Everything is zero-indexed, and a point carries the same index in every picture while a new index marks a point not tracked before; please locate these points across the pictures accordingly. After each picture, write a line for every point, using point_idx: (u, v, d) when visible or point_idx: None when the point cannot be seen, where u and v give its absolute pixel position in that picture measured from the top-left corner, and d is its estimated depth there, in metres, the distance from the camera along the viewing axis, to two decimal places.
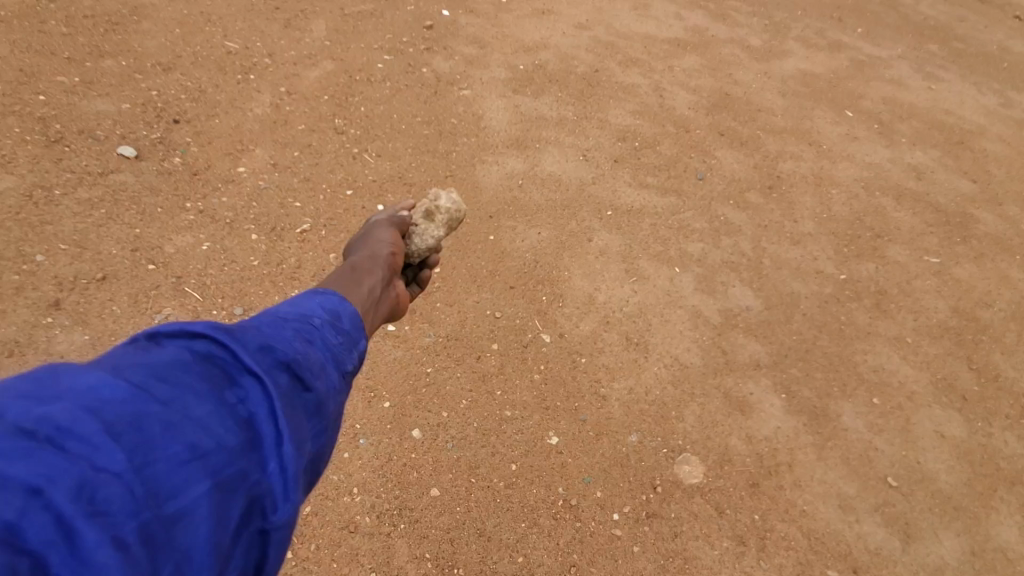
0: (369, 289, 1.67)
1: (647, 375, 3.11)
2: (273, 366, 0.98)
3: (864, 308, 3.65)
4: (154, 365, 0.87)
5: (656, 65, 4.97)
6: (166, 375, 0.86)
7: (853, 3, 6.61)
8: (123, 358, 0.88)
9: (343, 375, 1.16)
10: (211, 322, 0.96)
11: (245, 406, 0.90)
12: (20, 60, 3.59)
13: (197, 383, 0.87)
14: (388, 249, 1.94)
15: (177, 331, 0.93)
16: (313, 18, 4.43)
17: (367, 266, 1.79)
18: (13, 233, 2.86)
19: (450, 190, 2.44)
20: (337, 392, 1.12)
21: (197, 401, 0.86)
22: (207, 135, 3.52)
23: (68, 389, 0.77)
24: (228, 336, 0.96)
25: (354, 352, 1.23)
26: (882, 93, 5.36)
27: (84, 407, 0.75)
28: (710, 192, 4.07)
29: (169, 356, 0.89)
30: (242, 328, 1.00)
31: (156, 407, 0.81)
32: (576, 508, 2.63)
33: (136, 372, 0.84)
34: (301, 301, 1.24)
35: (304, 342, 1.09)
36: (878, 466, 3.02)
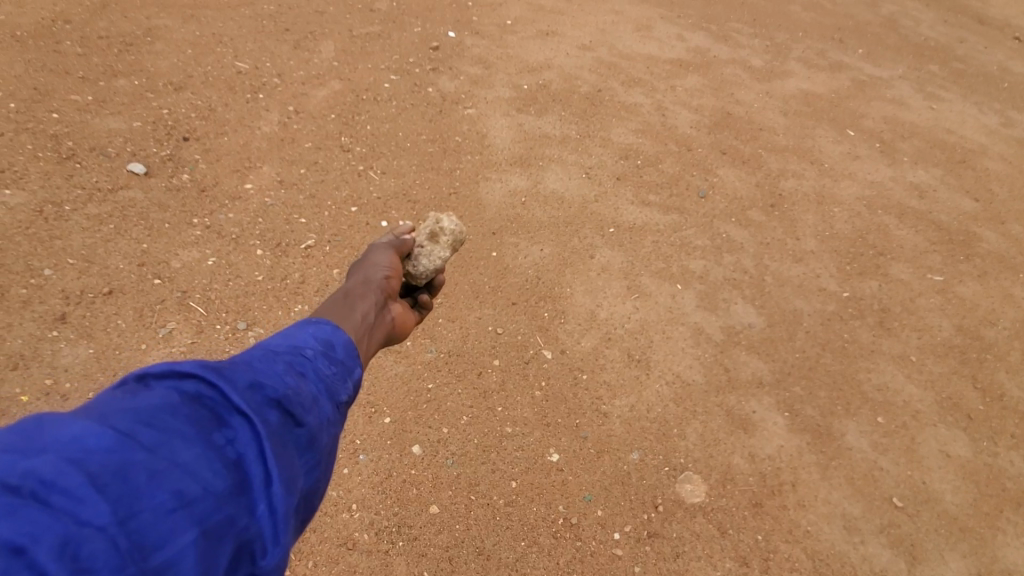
0: (363, 315, 1.69)
1: (649, 392, 3.10)
2: (262, 404, 0.99)
3: (868, 327, 3.64)
4: (141, 409, 0.87)
5: (658, 85, 5.04)
6: (153, 420, 0.86)
7: (854, 25, 6.69)
8: (110, 403, 0.88)
9: (336, 406, 1.17)
10: (199, 363, 0.97)
11: (233, 447, 0.90)
12: (36, 79, 3.69)
13: (184, 427, 0.87)
14: (384, 272, 1.96)
15: (165, 372, 0.94)
16: (322, 40, 4.54)
17: (361, 291, 1.81)
18: (23, 248, 2.91)
19: (451, 214, 2.50)
20: (329, 425, 1.13)
21: (184, 445, 0.86)
22: (215, 152, 3.59)
23: (52, 441, 0.77)
24: (216, 376, 0.96)
25: (348, 381, 1.24)
26: (884, 112, 5.40)
27: (68, 458, 0.75)
28: (712, 210, 4.10)
29: (156, 400, 0.89)
30: (230, 367, 1.01)
31: (142, 454, 0.81)
32: (576, 527, 2.61)
33: (122, 419, 0.84)
34: (293, 332, 1.25)
35: (293, 377, 1.10)
36: (883, 486, 2.98)
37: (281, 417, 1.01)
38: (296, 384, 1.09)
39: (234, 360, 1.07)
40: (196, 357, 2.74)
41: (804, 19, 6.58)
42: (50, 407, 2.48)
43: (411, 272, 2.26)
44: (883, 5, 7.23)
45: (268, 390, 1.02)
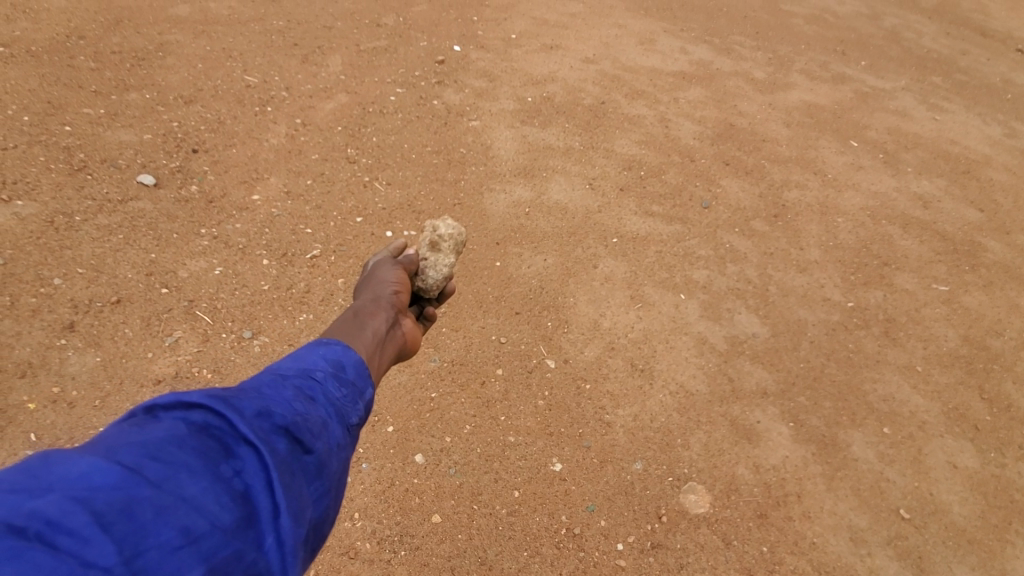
0: (374, 332, 1.72)
1: (652, 401, 3.09)
2: (269, 433, 1.00)
3: (873, 337, 3.62)
4: (149, 442, 0.86)
5: (661, 98, 5.09)
6: (160, 453, 0.85)
7: (856, 38, 6.74)
8: (117, 436, 0.87)
9: (343, 431, 1.19)
10: (206, 393, 0.97)
11: (241, 478, 0.90)
12: (49, 93, 3.77)
13: (192, 459, 0.87)
14: (392, 288, 1.99)
15: (173, 403, 0.94)
16: (330, 54, 4.62)
17: (372, 308, 1.84)
18: (33, 257, 2.96)
19: (445, 217, 2.49)
20: (336, 451, 1.13)
21: (191, 479, 0.85)
22: (224, 164, 3.65)
23: (58, 478, 0.76)
24: (223, 406, 0.96)
25: (358, 403, 1.29)
26: (887, 124, 5.42)
27: (73, 497, 0.74)
28: (715, 220, 4.11)
29: (164, 432, 0.89)
30: (238, 396, 1.02)
31: (149, 489, 0.80)
32: (579, 537, 2.59)
33: (129, 453, 0.83)
34: (304, 355, 1.31)
35: (300, 404, 1.12)
36: (890, 498, 2.94)
37: (288, 446, 1.02)
38: (303, 410, 1.11)
39: (242, 388, 1.08)
40: (202, 365, 2.76)
41: (806, 32, 6.63)
42: (57, 414, 2.50)
43: (421, 287, 2.30)
44: (885, 18, 7.28)
45: (274, 419, 1.03)
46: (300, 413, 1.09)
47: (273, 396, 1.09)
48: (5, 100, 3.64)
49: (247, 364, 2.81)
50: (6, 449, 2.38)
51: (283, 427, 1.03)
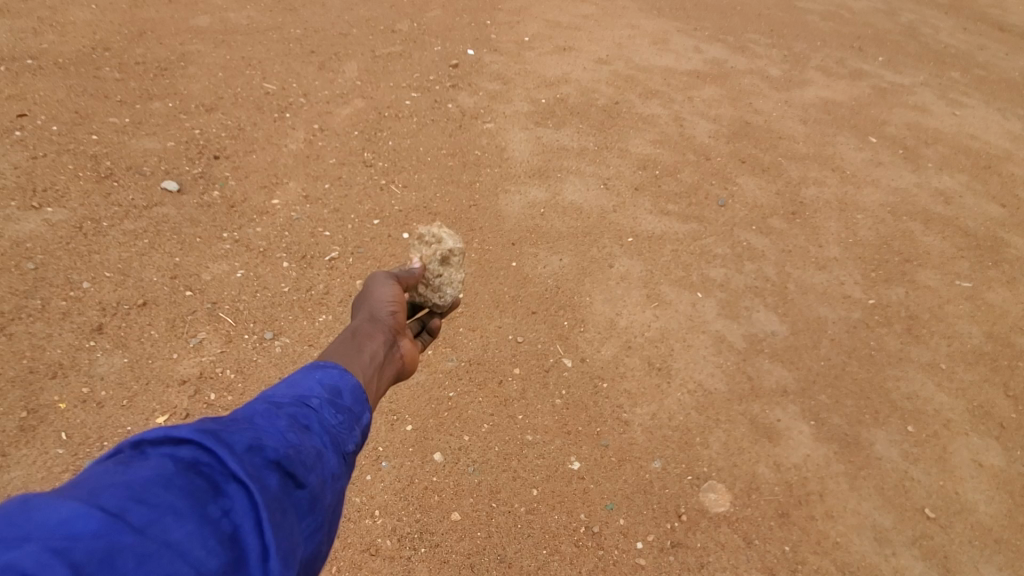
0: (371, 355, 1.74)
1: (670, 400, 3.08)
2: (259, 470, 0.99)
3: (895, 334, 3.56)
4: (134, 482, 0.84)
5: (676, 97, 5.07)
6: (145, 495, 0.83)
7: (873, 34, 6.66)
8: (101, 477, 0.85)
9: (337, 460, 1.19)
10: (196, 429, 0.95)
11: (229, 518, 0.88)
12: (77, 103, 3.89)
13: (178, 501, 0.85)
14: (388, 308, 1.96)
15: (161, 438, 0.93)
16: (346, 60, 4.69)
17: (370, 329, 1.85)
18: (63, 262, 3.05)
19: (446, 229, 2.51)
20: (328, 483, 1.14)
21: (177, 523, 0.83)
22: (244, 169, 3.73)
23: (36, 527, 0.72)
24: (213, 442, 0.95)
25: (353, 429, 1.31)
26: (906, 119, 5.33)
27: (51, 547, 0.71)
28: (732, 218, 4.08)
29: (150, 471, 0.87)
30: (229, 431, 1.01)
31: (131, 538, 0.78)
32: (598, 536, 2.59)
33: (112, 496, 0.81)
34: (301, 381, 1.34)
35: (293, 436, 1.12)
36: (914, 497, 2.89)
37: (279, 481, 1.02)
38: (296, 443, 1.11)
39: (232, 421, 1.07)
40: (225, 366, 2.82)
41: (822, 28, 6.57)
42: (86, 413, 2.57)
43: (437, 305, 2.35)
44: (902, 13, 7.18)
45: (265, 454, 1.02)
46: (293, 446, 1.09)
47: (265, 429, 1.09)
48: (35, 111, 3.77)
49: (269, 365, 2.86)
50: (38, 447, 2.45)
51: (274, 463, 1.03)
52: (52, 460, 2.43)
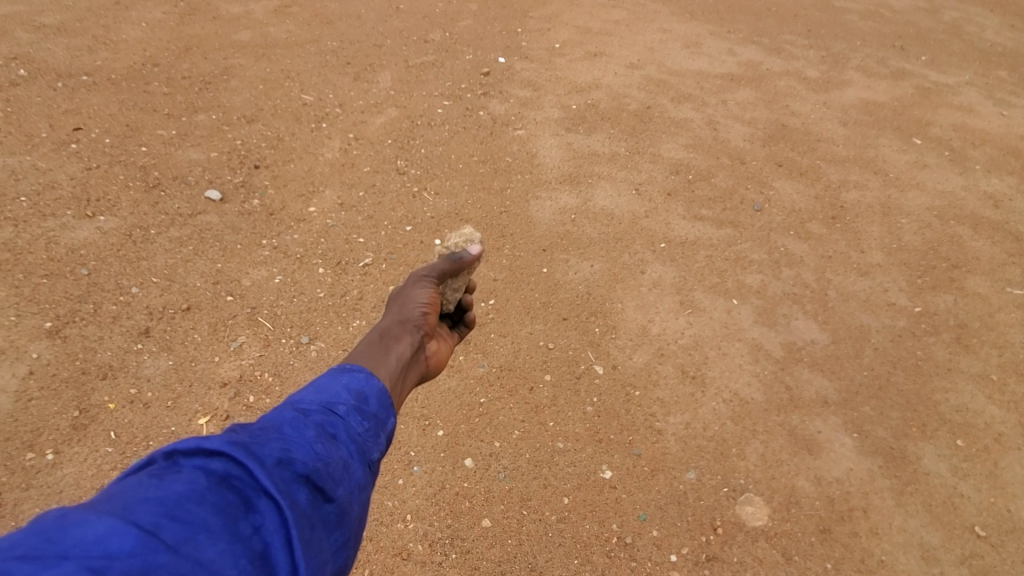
0: (398, 357, 1.76)
1: (705, 410, 3.01)
2: (288, 484, 1.01)
3: (943, 344, 3.41)
4: (167, 498, 0.87)
5: (709, 100, 5.00)
6: (178, 512, 0.86)
7: (915, 32, 6.43)
8: (137, 491, 0.88)
9: (363, 469, 1.21)
10: (228, 441, 0.98)
11: (259, 536, 0.91)
12: (128, 117, 4.08)
13: (210, 518, 0.88)
14: (421, 309, 2.00)
15: (193, 449, 0.96)
16: (380, 71, 4.79)
17: (398, 331, 1.88)
18: (114, 268, 3.19)
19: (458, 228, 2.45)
20: (356, 494, 1.16)
21: (209, 541, 0.86)
22: (283, 179, 3.84)
23: (75, 545, 0.75)
24: (244, 456, 0.97)
25: (379, 436, 1.33)
26: (951, 120, 5.13)
27: (89, 568, 0.73)
28: (769, 223, 3.98)
29: (183, 486, 0.90)
30: (258, 443, 1.04)
31: (166, 556, 0.80)
32: (631, 547, 2.55)
33: (147, 513, 0.83)
34: (330, 385, 1.36)
35: (321, 447, 1.14)
36: (964, 514, 2.75)
37: (308, 496, 1.04)
38: (324, 454, 1.13)
39: (262, 431, 1.09)
40: (263, 369, 2.90)
41: (861, 27, 6.38)
42: (134, 413, 2.68)
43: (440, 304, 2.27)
44: (945, 11, 6.93)
45: (294, 468, 1.05)
46: (321, 458, 1.11)
47: (294, 439, 1.11)
48: (89, 124, 3.97)
49: (305, 368, 2.93)
50: (89, 445, 2.57)
51: (303, 477, 1.05)
52: (102, 458, 2.54)
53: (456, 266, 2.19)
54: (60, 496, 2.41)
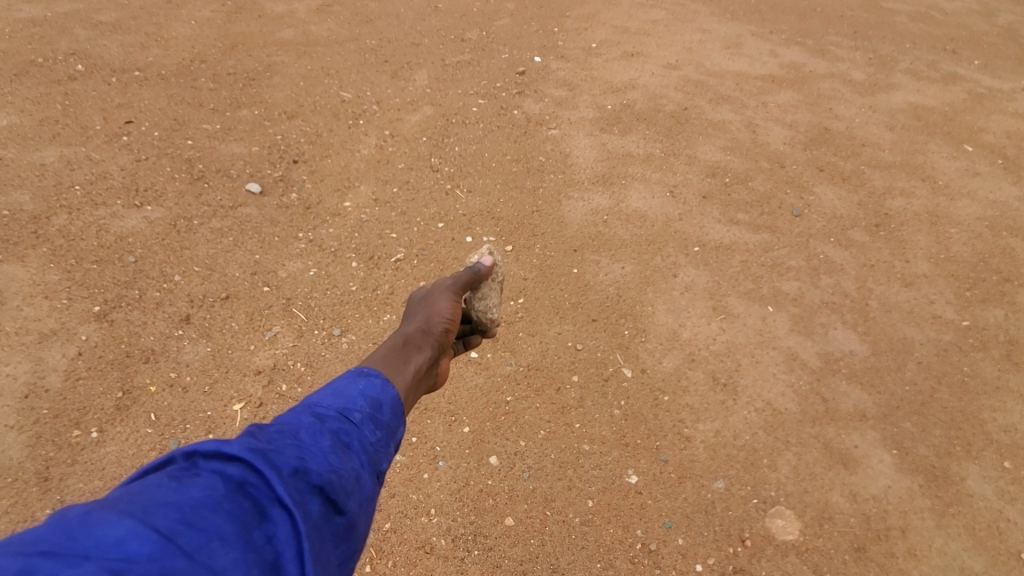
0: (416, 367, 1.76)
1: (736, 418, 2.94)
2: (302, 494, 1.03)
3: (992, 360, 3.25)
4: (185, 504, 0.89)
5: (749, 102, 4.88)
6: (194, 518, 0.88)
7: (968, 35, 6.16)
8: (156, 493, 0.90)
9: (373, 481, 1.23)
10: (246, 448, 1.01)
11: (271, 545, 0.93)
12: (175, 111, 4.23)
13: (226, 526, 0.89)
14: (443, 324, 2.06)
15: (212, 453, 0.98)
16: (417, 69, 4.85)
17: (420, 341, 1.91)
18: (159, 256, 3.32)
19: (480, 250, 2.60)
20: (364, 507, 1.17)
21: (223, 548, 0.87)
22: (320, 174, 3.91)
23: (96, 546, 0.77)
24: (261, 464, 1.00)
25: (388, 446, 1.34)
26: (1007, 126, 4.89)
27: (109, 569, 0.75)
28: (808, 229, 3.87)
29: (200, 492, 0.92)
30: (275, 451, 1.06)
31: (183, 561, 0.82)
32: (655, 554, 2.51)
33: (165, 518, 0.85)
34: (346, 390, 1.37)
35: (334, 457, 1.15)
36: (1010, 541, 2.61)
37: (319, 507, 1.05)
38: (337, 465, 1.14)
39: (278, 437, 1.11)
40: (296, 359, 2.97)
41: (911, 29, 6.14)
42: (173, 397, 2.78)
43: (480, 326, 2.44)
44: (1001, 14, 6.63)
45: (309, 478, 1.06)
46: (334, 470, 1.13)
47: (309, 448, 1.12)
48: (140, 118, 4.13)
49: (337, 360, 2.98)
50: (131, 425, 2.67)
51: (316, 488, 1.07)
52: (142, 438, 2.63)
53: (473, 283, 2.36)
54: (102, 473, 2.52)
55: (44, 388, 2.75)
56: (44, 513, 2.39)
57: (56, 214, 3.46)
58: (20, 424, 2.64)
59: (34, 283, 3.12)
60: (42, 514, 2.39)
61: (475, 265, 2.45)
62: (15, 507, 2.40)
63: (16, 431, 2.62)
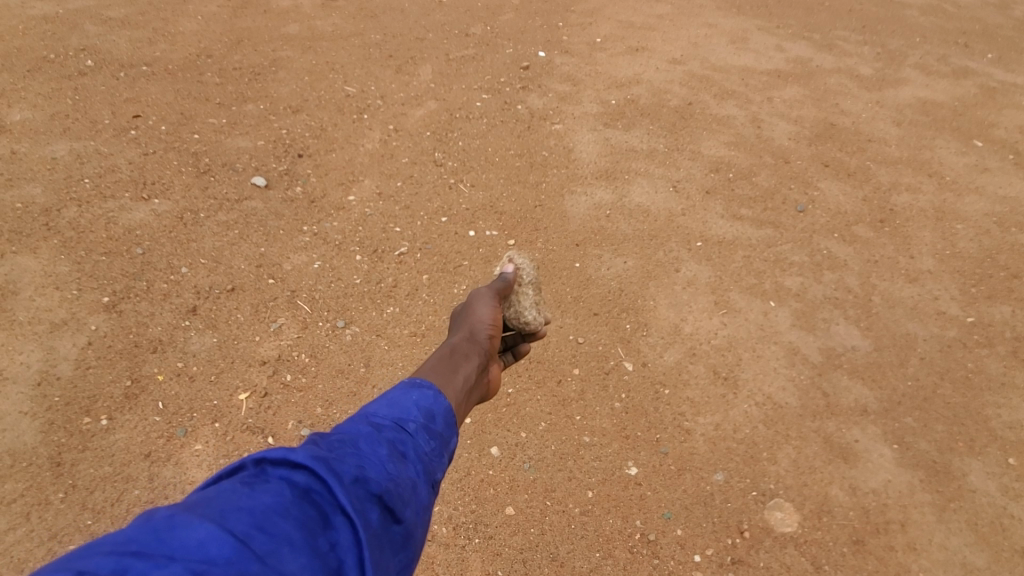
0: (464, 377, 1.77)
1: (735, 412, 2.95)
2: (363, 503, 1.06)
3: (997, 357, 3.24)
4: (257, 509, 0.93)
5: (753, 97, 4.86)
6: (266, 523, 0.91)
7: (981, 29, 6.10)
8: (230, 497, 0.94)
9: (428, 491, 1.24)
10: (312, 455, 1.04)
11: (335, 553, 0.96)
12: (182, 105, 4.27)
13: (294, 532, 0.93)
14: (487, 331, 2.05)
15: (281, 459, 1.02)
16: (421, 64, 4.86)
17: (467, 350, 1.91)
18: (167, 248, 3.36)
19: (514, 257, 2.57)
20: (420, 516, 1.19)
21: (292, 553, 0.90)
22: (325, 168, 3.94)
23: (181, 546, 0.81)
24: (325, 472, 1.03)
25: (442, 457, 1.35)
26: (1018, 121, 4.85)
27: (192, 570, 0.79)
28: (812, 224, 3.86)
29: (271, 498, 0.95)
30: (337, 459, 1.09)
31: (256, 565, 0.85)
32: (654, 544, 2.53)
33: (239, 522, 0.89)
34: (400, 400, 1.40)
35: (392, 466, 1.17)
36: (1013, 537, 2.61)
37: (379, 516, 1.08)
38: (395, 474, 1.16)
39: (340, 445, 1.14)
40: (301, 350, 3.01)
41: (921, 23, 6.09)
42: (180, 386, 2.82)
43: (526, 328, 2.37)
44: (1017, 7, 6.55)
45: (369, 487, 1.09)
46: (392, 478, 1.15)
47: (368, 456, 1.15)
48: (147, 112, 4.18)
49: (340, 351, 3.02)
50: (139, 413, 2.72)
51: (376, 496, 1.09)
52: (150, 426, 2.68)
53: (505, 289, 2.33)
54: (112, 460, 2.57)
55: (55, 376, 2.81)
56: (57, 497, 2.45)
57: (66, 206, 3.51)
58: (33, 411, 2.70)
59: (45, 274, 3.18)
60: (54, 498, 2.45)
61: (501, 276, 2.42)
62: (29, 491, 2.46)
63: (29, 418, 2.67)
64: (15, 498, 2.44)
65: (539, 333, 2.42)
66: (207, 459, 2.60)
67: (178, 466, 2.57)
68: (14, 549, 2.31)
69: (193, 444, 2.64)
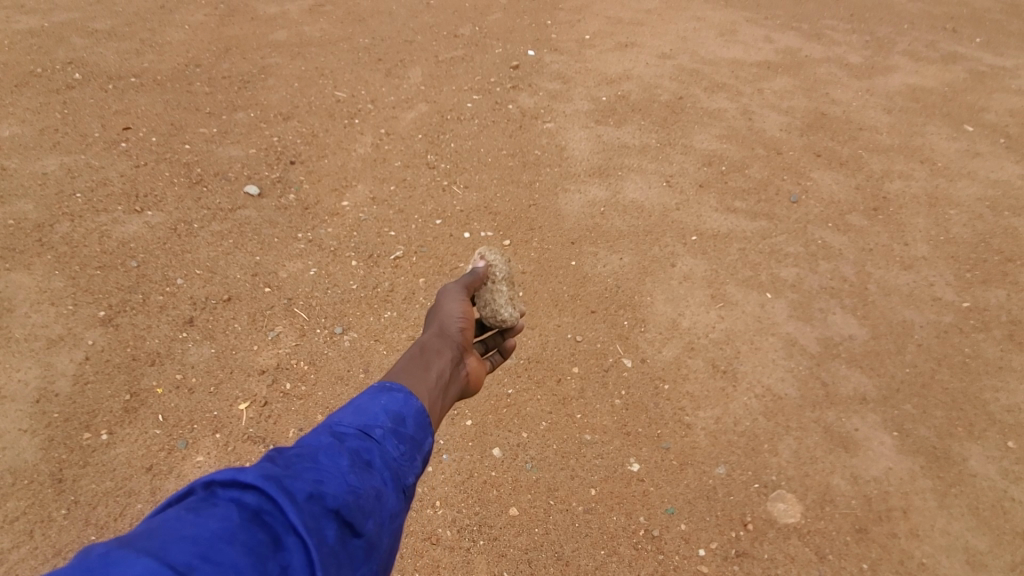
0: (438, 374, 1.78)
1: (736, 405, 2.96)
2: (318, 520, 1.05)
3: (994, 341, 3.26)
4: (201, 537, 0.92)
5: (744, 89, 4.87)
6: (211, 551, 0.91)
7: (970, 13, 6.12)
8: (174, 527, 0.93)
9: (396, 497, 1.24)
10: (261, 475, 1.03)
11: None
12: (172, 116, 4.25)
13: (240, 558, 0.92)
14: (458, 323, 2.03)
15: (229, 481, 1.01)
16: (411, 66, 4.85)
17: (438, 346, 1.90)
18: (162, 260, 3.36)
19: (484, 251, 2.55)
20: (386, 525, 1.19)
21: None
22: (318, 174, 3.93)
23: None
24: (276, 491, 1.02)
25: (414, 459, 1.36)
26: (1008, 104, 4.87)
27: None
28: (805, 215, 3.87)
29: (217, 524, 0.94)
30: (290, 477, 1.08)
31: None
32: (658, 540, 2.54)
33: (181, 553, 0.88)
34: (368, 406, 1.40)
35: (354, 477, 1.17)
36: (1015, 519, 2.63)
37: (336, 532, 1.07)
38: (356, 485, 1.16)
39: (297, 461, 1.14)
40: (300, 358, 3.01)
41: (909, 9, 6.10)
42: (179, 398, 2.82)
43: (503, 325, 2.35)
44: None
45: (325, 502, 1.08)
46: (353, 490, 1.15)
47: (327, 470, 1.15)
48: (137, 124, 4.16)
49: (339, 357, 3.02)
50: (139, 426, 2.72)
51: (333, 511, 1.09)
52: (151, 439, 2.68)
53: (473, 283, 2.31)
54: (113, 474, 2.56)
55: (54, 393, 2.80)
56: (59, 514, 2.45)
57: (59, 221, 3.49)
58: (32, 428, 2.69)
59: (40, 290, 3.17)
60: (57, 514, 2.44)
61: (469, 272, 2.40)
62: (31, 509, 2.46)
63: (28, 435, 2.67)
64: (17, 516, 2.43)
65: (518, 327, 2.40)
66: (208, 470, 2.60)
67: (180, 478, 2.57)
68: (18, 567, 2.31)
69: (194, 456, 2.64)
